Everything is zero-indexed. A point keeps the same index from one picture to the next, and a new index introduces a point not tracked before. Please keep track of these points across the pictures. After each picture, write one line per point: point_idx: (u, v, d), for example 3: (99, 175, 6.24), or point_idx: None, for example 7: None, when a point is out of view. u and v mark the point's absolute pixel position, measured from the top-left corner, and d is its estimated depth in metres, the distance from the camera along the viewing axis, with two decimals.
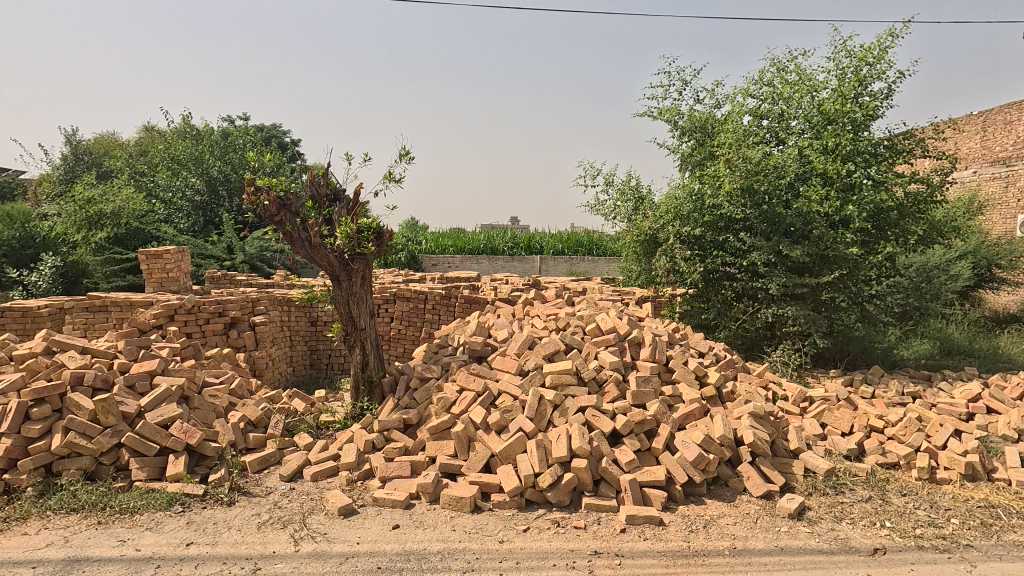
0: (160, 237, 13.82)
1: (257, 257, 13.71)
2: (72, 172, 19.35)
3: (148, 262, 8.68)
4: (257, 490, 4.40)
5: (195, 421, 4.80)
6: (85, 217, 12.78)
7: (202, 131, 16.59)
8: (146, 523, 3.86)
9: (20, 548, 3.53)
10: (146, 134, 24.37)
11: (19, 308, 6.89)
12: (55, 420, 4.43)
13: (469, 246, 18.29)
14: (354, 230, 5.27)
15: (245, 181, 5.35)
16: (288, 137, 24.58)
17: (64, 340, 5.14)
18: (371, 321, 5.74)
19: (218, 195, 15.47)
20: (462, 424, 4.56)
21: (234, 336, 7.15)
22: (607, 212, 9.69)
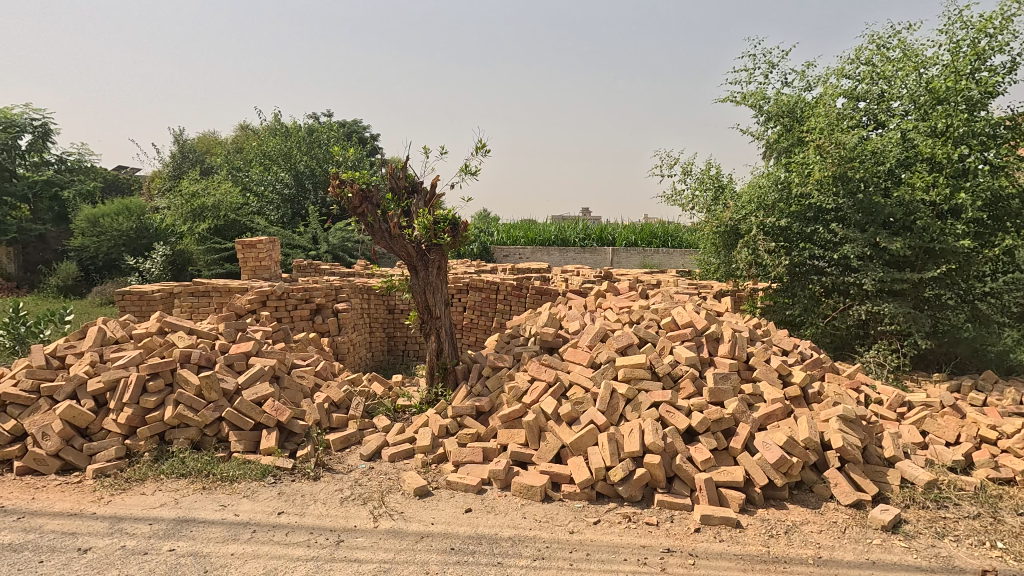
0: (254, 228, 14.79)
1: (340, 247, 14.41)
2: (179, 168, 21.26)
3: (244, 252, 9.40)
4: (340, 467, 4.67)
5: (285, 399, 5.15)
6: (190, 210, 14.36)
7: (291, 127, 17.54)
8: (244, 490, 4.21)
9: (139, 505, 3.95)
10: (243, 132, 26.25)
11: (136, 293, 7.67)
12: (167, 393, 4.88)
13: (540, 237, 18.30)
14: (432, 221, 5.45)
15: (331, 174, 5.64)
16: (369, 132, 25.59)
17: (174, 322, 5.66)
18: (446, 310, 5.89)
19: (305, 188, 16.23)
20: (534, 414, 4.60)
21: (319, 322, 7.58)
22: (684, 203, 9.42)
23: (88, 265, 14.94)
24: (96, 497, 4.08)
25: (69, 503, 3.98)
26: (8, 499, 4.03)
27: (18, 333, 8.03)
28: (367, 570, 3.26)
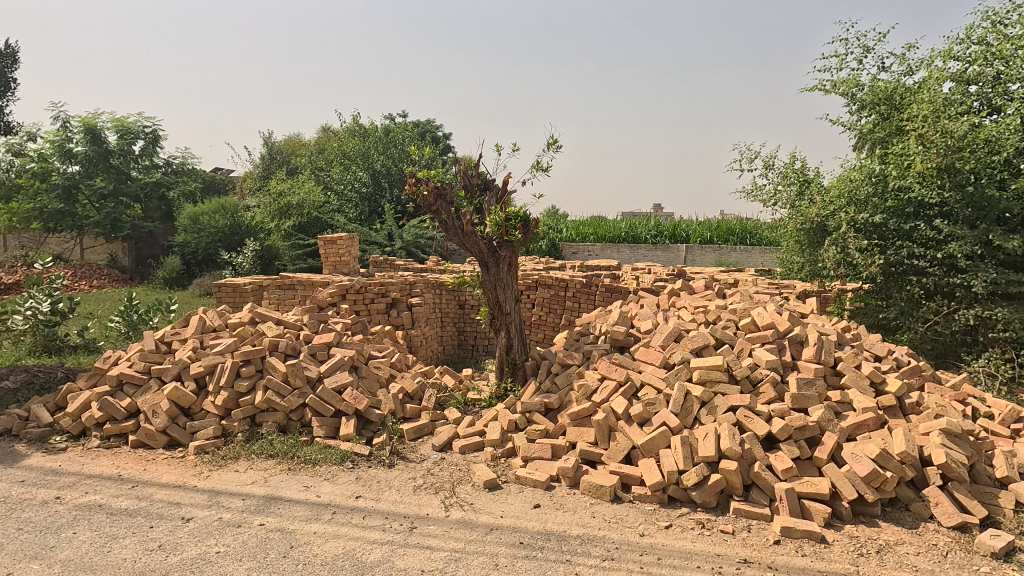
0: (334, 225, 15.57)
1: (413, 243, 14.87)
2: (268, 169, 22.74)
3: (326, 247, 9.91)
4: (413, 456, 4.82)
5: (363, 389, 5.38)
6: (277, 208, 15.33)
7: (369, 128, 18.27)
8: (326, 474, 4.44)
9: (233, 482, 4.27)
10: (325, 133, 27.66)
11: (230, 285, 8.29)
12: (258, 378, 5.24)
13: (610, 234, 17.97)
14: (503, 218, 5.51)
15: (407, 172, 5.81)
16: (441, 131, 26.21)
17: (264, 313, 6.07)
18: (516, 306, 5.94)
19: (381, 186, 16.86)
20: (604, 413, 4.55)
21: (394, 315, 7.86)
22: (765, 198, 8.98)
23: (189, 258, 16.35)
24: (196, 472, 4.45)
25: (173, 476, 4.37)
26: (124, 468, 4.48)
27: (132, 320, 8.91)
28: (438, 557, 3.35)
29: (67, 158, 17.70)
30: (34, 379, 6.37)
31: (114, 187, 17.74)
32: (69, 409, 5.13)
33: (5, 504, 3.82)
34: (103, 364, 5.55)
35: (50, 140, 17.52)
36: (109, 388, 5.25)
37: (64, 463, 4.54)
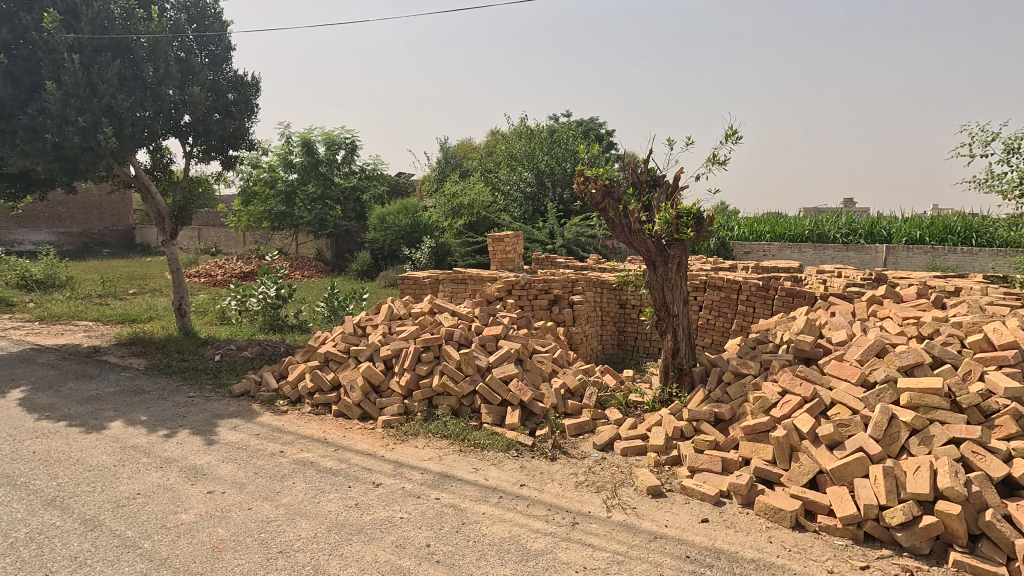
0: (500, 224, 16.39)
1: (574, 242, 15.01)
2: (443, 172, 24.73)
3: (494, 245, 10.47)
4: (575, 452, 4.86)
5: (527, 381, 5.58)
6: (451, 208, 16.64)
7: (535, 130, 18.80)
8: (493, 459, 4.69)
9: (414, 456, 4.73)
10: (493, 137, 29.22)
11: (411, 279, 9.20)
12: (435, 364, 5.72)
13: (790, 233, 16.24)
14: (674, 216, 5.27)
15: (576, 171, 5.82)
16: (605, 129, 26.05)
17: (441, 305, 6.62)
18: (685, 308, 5.66)
19: (545, 186, 17.27)
20: (785, 430, 4.13)
21: (556, 312, 8.02)
22: (1006, 189, 7.37)
23: (377, 254, 18.48)
24: (384, 443, 5.01)
25: (366, 444, 4.97)
26: (329, 433, 5.21)
27: (333, 306, 10.35)
28: (600, 557, 3.34)
29: (289, 168, 21.13)
30: (265, 352, 7.75)
31: (322, 192, 20.77)
32: (289, 378, 6.10)
33: (246, 452, 4.69)
34: (314, 342, 6.52)
35: (277, 154, 21.07)
36: (318, 363, 6.15)
37: (285, 423, 5.43)
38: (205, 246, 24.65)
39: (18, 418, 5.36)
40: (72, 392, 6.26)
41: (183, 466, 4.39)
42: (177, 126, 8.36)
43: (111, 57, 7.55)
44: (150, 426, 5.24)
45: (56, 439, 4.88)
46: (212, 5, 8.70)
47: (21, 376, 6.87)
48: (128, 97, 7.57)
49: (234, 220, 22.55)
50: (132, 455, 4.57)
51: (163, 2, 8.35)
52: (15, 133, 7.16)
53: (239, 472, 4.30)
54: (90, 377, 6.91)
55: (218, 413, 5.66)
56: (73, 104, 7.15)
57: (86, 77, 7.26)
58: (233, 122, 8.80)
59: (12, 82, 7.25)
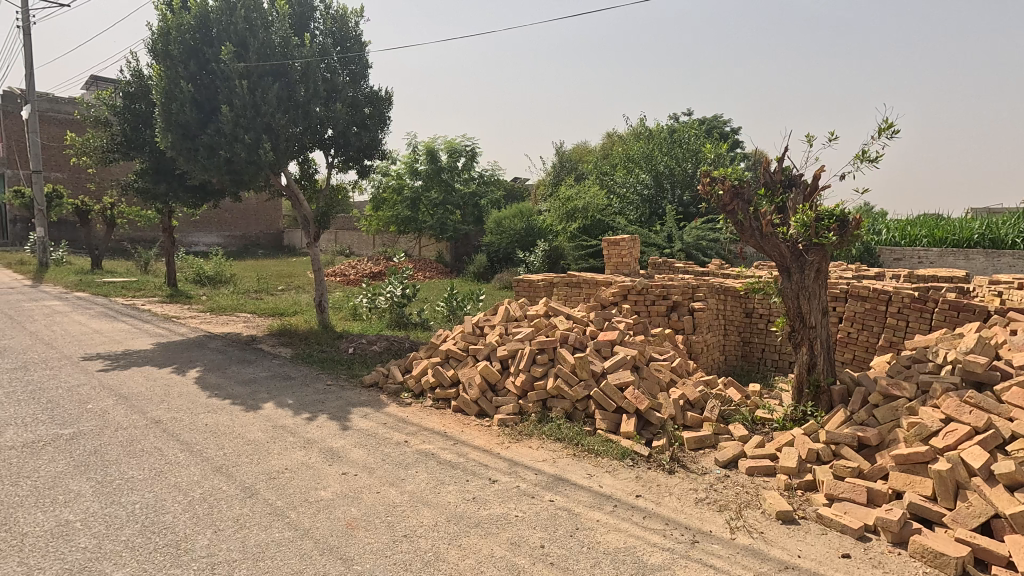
0: (615, 227, 16.13)
1: (694, 246, 14.34)
2: (558, 176, 24.90)
3: (609, 249, 10.32)
4: (695, 467, 4.63)
5: (644, 389, 5.42)
6: (565, 212, 16.69)
7: (654, 130, 18.21)
8: (607, 466, 4.61)
9: (528, 456, 4.79)
10: (609, 140, 28.86)
11: (526, 281, 9.36)
12: (550, 366, 5.76)
13: (954, 237, 14.15)
14: (813, 219, 4.84)
15: (701, 171, 5.53)
16: (729, 126, 24.60)
17: (556, 308, 6.69)
18: (823, 320, 5.16)
19: (663, 188, 16.66)
20: (949, 464, 3.60)
21: (675, 319, 7.70)
22: None
23: (493, 256, 19.09)
24: (499, 441, 5.13)
25: (483, 441, 5.13)
26: (448, 427, 5.45)
27: (452, 306, 10.85)
28: None
29: (414, 176, 22.54)
30: (391, 347, 8.32)
31: (443, 198, 21.89)
32: (413, 372, 6.48)
33: (375, 439, 5.07)
34: (435, 339, 6.87)
35: (405, 162, 22.53)
36: (439, 360, 6.47)
37: (409, 415, 5.78)
38: (341, 248, 27.05)
39: (194, 394, 6.26)
40: (235, 374, 7.19)
41: (323, 447, 4.84)
42: (322, 139, 9.25)
43: (272, 80, 8.49)
44: (296, 408, 5.85)
45: (222, 414, 5.62)
46: (354, 28, 9.53)
47: (196, 358, 8.01)
48: (285, 116, 8.55)
49: (366, 224, 24.48)
50: (281, 433, 5.13)
51: (313, 28, 9.26)
52: (198, 151, 8.35)
53: (370, 457, 4.65)
54: (249, 362, 7.89)
55: (352, 401, 6.17)
56: (242, 123, 8.20)
57: (251, 100, 8.28)
58: (368, 134, 9.60)
59: (196, 106, 8.43)
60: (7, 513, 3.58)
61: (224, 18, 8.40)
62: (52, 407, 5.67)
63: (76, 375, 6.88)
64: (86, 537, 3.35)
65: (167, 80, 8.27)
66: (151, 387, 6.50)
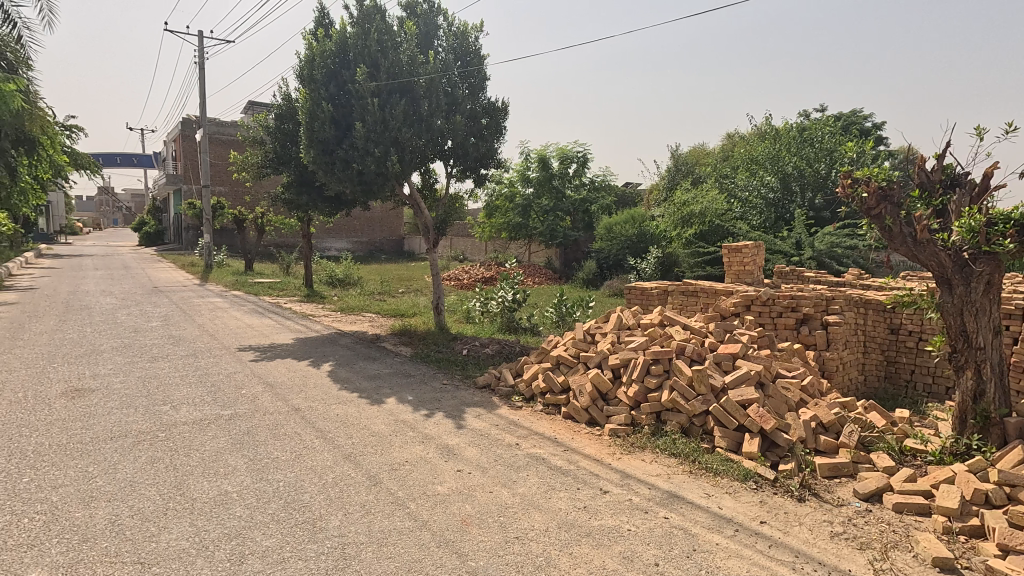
0: (735, 233, 15.22)
1: (827, 253, 13.10)
2: (673, 180, 24.06)
3: (730, 256, 9.76)
4: (829, 497, 4.20)
5: (769, 408, 5.03)
6: (680, 217, 16.14)
7: (782, 129, 16.89)
8: (727, 487, 4.33)
9: (641, 470, 4.64)
10: (729, 141, 27.37)
11: (639, 288, 9.12)
12: (665, 378, 5.55)
13: None
14: (982, 224, 4.21)
15: (841, 171, 5.01)
16: (870, 121, 22.24)
17: (672, 317, 6.47)
18: (995, 340, 4.45)
19: (791, 190, 15.33)
20: None
21: (805, 333, 7.07)
22: None
23: (603, 263, 18.93)
24: (611, 452, 5.03)
25: (593, 450, 5.07)
26: (558, 433, 5.45)
27: (561, 312, 10.87)
28: None
29: (526, 183, 22.99)
30: (503, 350, 8.52)
31: (554, 204, 22.06)
32: (524, 376, 6.58)
33: (488, 439, 5.21)
34: (546, 344, 6.92)
35: (517, 170, 23.04)
36: (550, 365, 6.50)
37: (520, 418, 5.87)
38: (455, 254, 28.29)
39: (327, 386, 6.86)
40: (362, 370, 7.78)
41: (439, 443, 5.07)
42: (442, 150, 9.74)
43: (399, 97, 9.10)
44: (415, 405, 6.19)
45: (351, 406, 6.10)
46: (474, 43, 9.95)
47: (329, 353, 8.79)
48: (409, 129, 9.12)
49: (479, 231, 25.32)
50: (402, 428, 5.46)
51: (437, 45, 9.80)
52: (334, 164, 9.17)
53: (483, 457, 4.79)
54: (373, 358, 8.49)
55: (466, 401, 6.41)
56: (372, 138, 8.88)
57: (381, 116, 8.91)
58: (484, 144, 9.97)
59: (334, 124, 9.25)
60: (181, 479, 4.17)
61: (359, 43, 9.15)
62: (215, 390, 6.52)
63: (233, 364, 7.85)
64: (241, 506, 3.80)
65: (311, 101, 9.18)
66: (292, 377, 7.23)
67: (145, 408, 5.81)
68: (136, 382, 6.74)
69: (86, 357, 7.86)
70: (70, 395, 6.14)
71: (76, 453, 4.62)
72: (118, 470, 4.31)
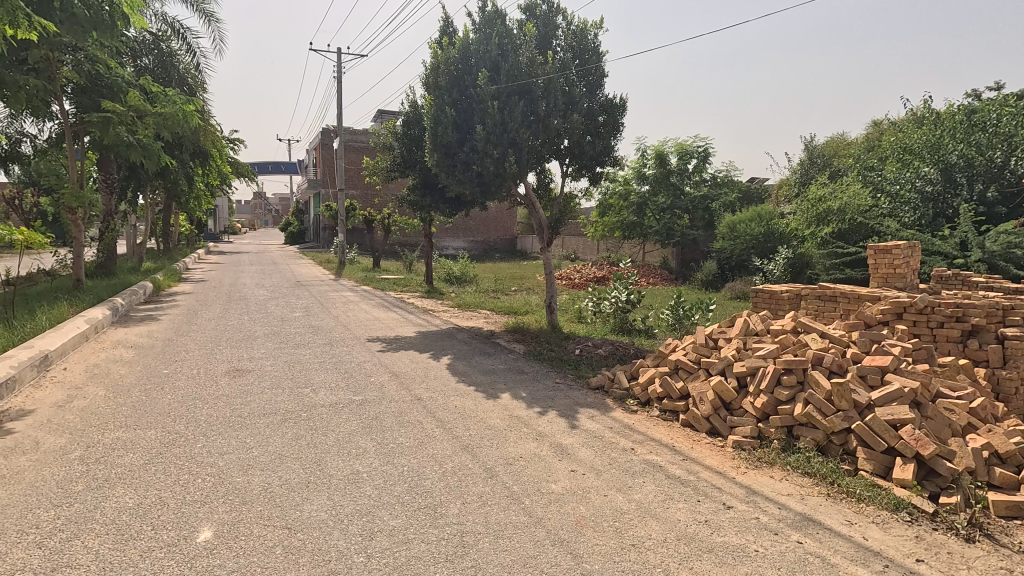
0: (882, 232, 13.58)
1: (1001, 256, 11.21)
2: (807, 175, 22.07)
3: (876, 257, 8.72)
4: (1007, 541, 3.58)
5: (928, 431, 4.42)
6: (815, 215, 14.99)
7: (942, 114, 14.76)
8: (874, 516, 3.86)
9: (769, 487, 4.30)
10: (875, 130, 24.57)
11: (767, 291, 8.47)
12: (798, 390, 5.09)
13: None
14: None
15: None
16: None
17: (808, 324, 5.96)
18: None
19: (956, 183, 13.00)
20: None
21: (974, 347, 6.14)
22: None
23: (724, 264, 18.08)
24: (735, 465, 4.72)
25: (715, 461, 4.79)
26: (677, 441, 5.22)
27: (679, 314, 10.40)
28: None
29: (642, 180, 22.34)
30: (617, 351, 8.36)
31: (671, 202, 21.24)
32: (640, 380, 6.40)
33: (602, 442, 5.13)
34: (664, 348, 6.67)
35: (633, 167, 22.44)
36: (668, 370, 6.25)
37: (635, 422, 5.71)
38: (567, 253, 28.34)
39: (447, 378, 7.20)
40: (477, 364, 8.05)
41: (553, 442, 5.09)
42: (558, 150, 9.78)
43: (518, 99, 9.25)
44: (529, 401, 6.28)
45: (468, 399, 6.34)
46: (592, 40, 9.87)
47: (448, 347, 9.22)
48: (527, 131, 9.26)
49: (591, 230, 25.09)
50: (517, 424, 5.56)
51: (556, 45, 9.82)
52: (456, 167, 9.58)
53: (597, 459, 4.73)
54: (489, 354, 8.76)
55: (579, 401, 6.37)
56: (492, 141, 9.12)
57: (501, 118, 9.11)
58: (601, 142, 9.87)
59: (455, 127, 9.65)
60: (320, 456, 4.60)
61: (481, 48, 9.43)
62: (348, 377, 7.12)
63: (363, 353, 8.51)
64: (370, 486, 4.09)
65: (435, 108, 9.64)
66: (415, 368, 7.68)
67: (291, 389, 6.49)
68: (284, 366, 7.56)
69: (244, 342, 8.95)
70: (232, 374, 7.04)
71: (237, 425, 5.27)
72: (269, 443, 4.86)
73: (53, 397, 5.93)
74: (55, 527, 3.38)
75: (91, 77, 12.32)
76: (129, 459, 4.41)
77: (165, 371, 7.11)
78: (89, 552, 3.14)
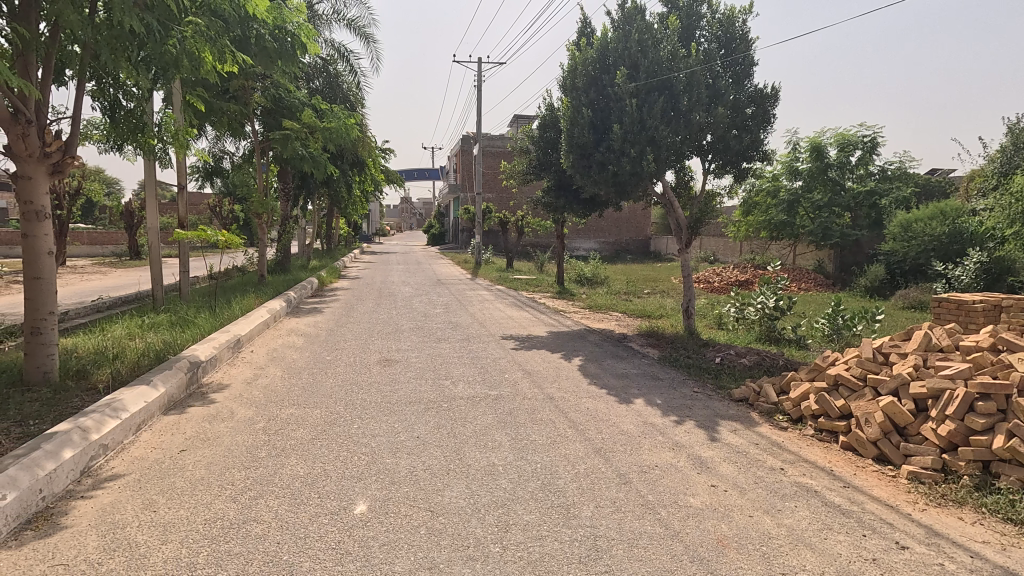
0: None
1: None
2: (1010, 162, 18.55)
3: None
4: None
5: None
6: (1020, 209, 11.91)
7: None
8: None
9: (958, 531, 3.66)
10: None
11: (955, 301, 7.31)
12: (999, 420, 4.31)
13: None
14: None
15: None
16: None
17: (1012, 341, 5.05)
18: None
19: None
20: None
21: None
22: None
23: (895, 268, 15.85)
24: (911, 500, 4.10)
25: (886, 493, 4.20)
26: (836, 466, 4.67)
27: (837, 324, 9.34)
28: None
29: (794, 176, 20.39)
30: (764, 361, 7.72)
31: (829, 198, 19.12)
32: (791, 394, 5.83)
33: (746, 458, 4.77)
34: (821, 361, 6.01)
35: (783, 161, 20.59)
36: (827, 385, 5.63)
37: (785, 441, 5.21)
38: (706, 255, 26.83)
39: (579, 379, 7.19)
40: (610, 367, 7.94)
41: (691, 454, 4.84)
42: (700, 146, 9.29)
43: (658, 95, 8.95)
44: (665, 409, 6.03)
45: (601, 401, 6.27)
46: (741, 28, 9.24)
47: (579, 348, 9.22)
48: (668, 127, 8.92)
49: (733, 229, 23.48)
50: (652, 431, 5.38)
51: (699, 36, 9.36)
52: (592, 167, 9.53)
53: (741, 476, 4.40)
54: (621, 357, 8.59)
55: (720, 413, 5.97)
56: (629, 139, 8.94)
57: (639, 116, 8.89)
58: (749, 135, 9.19)
59: (592, 128, 9.60)
60: (459, 446, 4.86)
61: (620, 46, 9.27)
62: (484, 372, 7.44)
63: (498, 350, 8.83)
64: (505, 479, 4.23)
65: (572, 109, 9.69)
66: (548, 367, 7.79)
67: (432, 381, 6.94)
68: (426, 358, 8.12)
69: (392, 335, 9.77)
70: (382, 364, 7.70)
71: (387, 410, 5.77)
72: (415, 430, 5.23)
73: (243, 375, 6.97)
74: (245, 486, 3.97)
75: (275, 101, 14.32)
76: (300, 434, 5.03)
77: (328, 358, 8.00)
78: (270, 510, 3.63)
